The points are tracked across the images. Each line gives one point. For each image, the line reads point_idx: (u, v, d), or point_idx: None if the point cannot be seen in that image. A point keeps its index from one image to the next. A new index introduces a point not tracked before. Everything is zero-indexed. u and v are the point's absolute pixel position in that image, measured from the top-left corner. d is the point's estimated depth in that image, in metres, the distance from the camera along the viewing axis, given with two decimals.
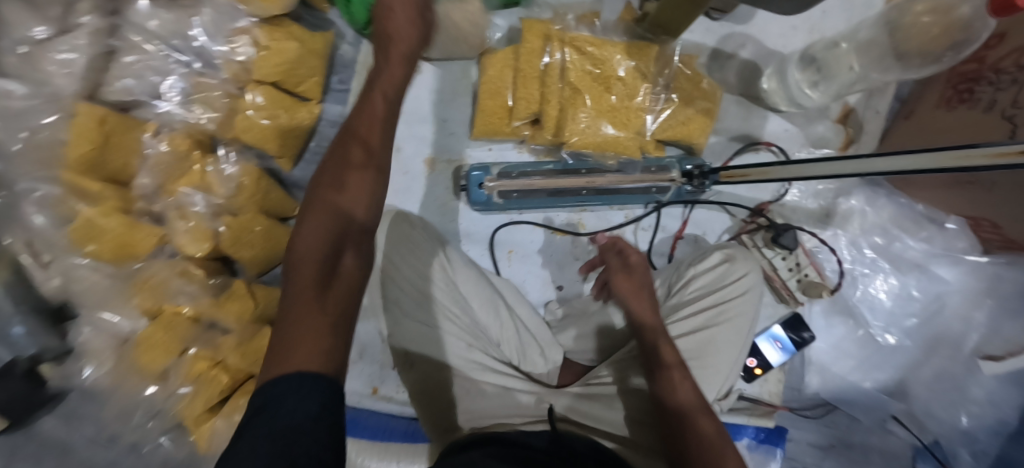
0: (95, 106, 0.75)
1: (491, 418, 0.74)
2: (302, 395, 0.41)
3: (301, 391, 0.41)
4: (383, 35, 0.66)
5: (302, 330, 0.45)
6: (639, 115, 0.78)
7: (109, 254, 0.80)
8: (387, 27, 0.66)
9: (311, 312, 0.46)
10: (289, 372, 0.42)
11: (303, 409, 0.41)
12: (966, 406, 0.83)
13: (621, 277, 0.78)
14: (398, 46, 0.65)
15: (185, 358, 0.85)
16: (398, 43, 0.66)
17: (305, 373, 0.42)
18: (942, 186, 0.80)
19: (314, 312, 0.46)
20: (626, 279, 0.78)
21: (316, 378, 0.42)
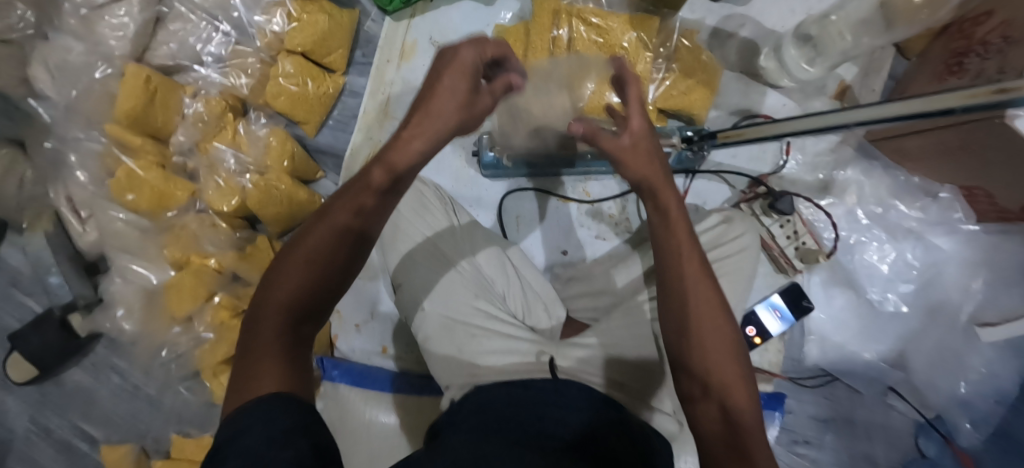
0: (142, 66, 0.83)
1: (492, 360, 0.77)
2: (270, 419, 0.40)
3: (268, 416, 0.40)
4: (445, 60, 0.53)
5: (264, 364, 0.45)
6: (642, 83, 0.82)
7: (147, 204, 0.87)
8: (432, 77, 0.52)
9: (272, 343, 0.46)
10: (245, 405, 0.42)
11: (263, 429, 0.39)
12: (965, 374, 0.84)
13: (631, 160, 0.57)
14: (459, 59, 0.51)
15: (210, 305, 0.90)
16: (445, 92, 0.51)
17: (267, 404, 0.41)
18: (935, 155, 0.81)
19: (275, 348, 0.46)
20: (635, 166, 0.57)
21: (282, 401, 0.42)
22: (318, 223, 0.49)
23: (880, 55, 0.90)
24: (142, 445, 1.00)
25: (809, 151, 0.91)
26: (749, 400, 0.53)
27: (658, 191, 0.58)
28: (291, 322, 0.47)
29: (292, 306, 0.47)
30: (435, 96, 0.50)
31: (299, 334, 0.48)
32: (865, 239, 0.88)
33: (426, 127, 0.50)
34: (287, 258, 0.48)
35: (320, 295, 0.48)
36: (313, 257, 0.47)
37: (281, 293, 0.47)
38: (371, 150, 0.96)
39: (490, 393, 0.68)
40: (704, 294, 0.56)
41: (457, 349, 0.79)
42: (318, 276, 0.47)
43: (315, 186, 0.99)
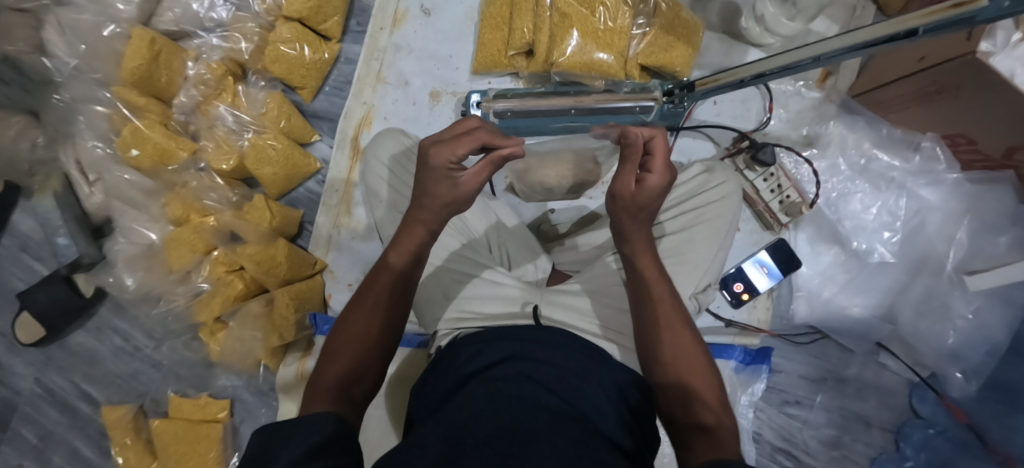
0: (147, 30, 0.88)
1: (478, 305, 0.78)
2: (308, 416, 0.49)
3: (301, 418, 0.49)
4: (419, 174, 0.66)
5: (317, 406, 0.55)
6: (622, 37, 0.85)
7: (149, 161, 0.91)
8: (422, 186, 0.66)
9: (324, 397, 0.56)
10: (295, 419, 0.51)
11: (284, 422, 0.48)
12: (952, 322, 0.83)
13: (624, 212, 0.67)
14: (438, 157, 0.63)
15: (209, 258, 0.94)
16: (434, 189, 0.65)
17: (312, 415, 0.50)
18: (914, 101, 0.82)
19: (326, 400, 0.56)
20: (632, 216, 0.67)
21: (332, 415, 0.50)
22: (359, 303, 0.64)
23: (861, 13, 0.92)
24: (138, 406, 1.02)
25: (792, 109, 0.93)
26: (722, 410, 0.60)
27: (646, 243, 0.69)
28: (338, 390, 0.57)
29: (347, 371, 0.59)
30: (427, 195, 0.65)
31: (349, 392, 0.58)
32: (848, 190, 0.89)
33: (422, 217, 0.66)
34: (337, 342, 0.62)
35: (368, 359, 0.61)
36: (362, 328, 0.62)
37: (338, 364, 0.60)
38: (366, 113, 1.00)
39: (482, 355, 0.67)
40: (677, 322, 0.66)
41: (444, 297, 0.80)
42: (369, 342, 0.62)
43: (310, 149, 1.02)
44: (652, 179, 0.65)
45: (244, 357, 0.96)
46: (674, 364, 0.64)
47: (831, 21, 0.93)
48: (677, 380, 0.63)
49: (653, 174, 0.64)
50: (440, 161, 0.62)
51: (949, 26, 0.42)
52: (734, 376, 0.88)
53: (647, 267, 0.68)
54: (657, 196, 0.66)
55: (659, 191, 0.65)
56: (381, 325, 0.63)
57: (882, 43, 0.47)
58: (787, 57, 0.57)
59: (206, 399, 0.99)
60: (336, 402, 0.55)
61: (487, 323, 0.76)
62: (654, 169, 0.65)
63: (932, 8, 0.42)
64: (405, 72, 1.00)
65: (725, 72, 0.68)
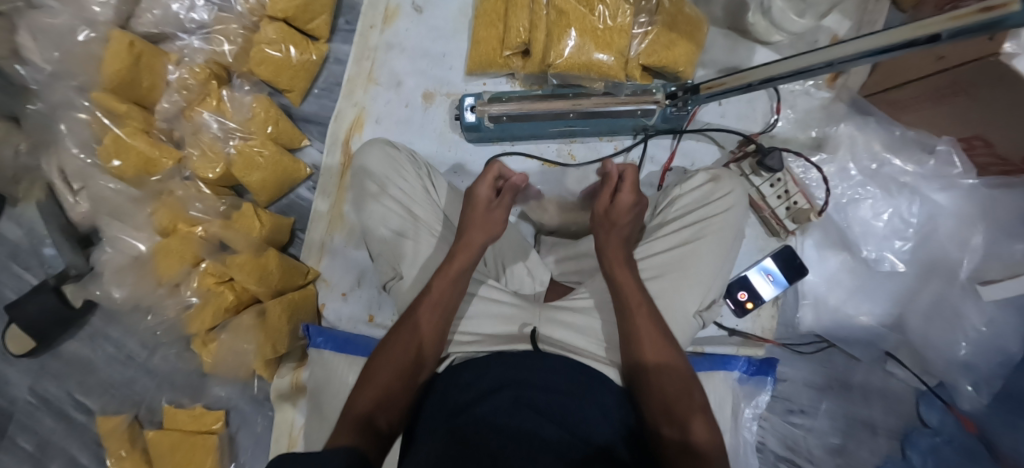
0: (126, 33, 0.84)
1: (476, 326, 0.76)
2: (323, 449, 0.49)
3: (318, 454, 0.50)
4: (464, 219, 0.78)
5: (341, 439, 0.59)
6: (622, 36, 0.81)
7: (132, 171, 0.88)
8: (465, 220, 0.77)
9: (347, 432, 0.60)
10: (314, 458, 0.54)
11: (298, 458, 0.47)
12: (965, 333, 0.80)
13: (608, 232, 0.75)
14: (477, 194, 0.78)
15: (197, 270, 0.90)
16: (474, 228, 0.76)
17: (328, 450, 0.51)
18: (928, 103, 0.78)
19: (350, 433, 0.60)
20: (609, 230, 0.75)
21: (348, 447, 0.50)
22: (396, 334, 0.69)
23: (873, 7, 0.87)
24: (134, 414, 1.01)
25: (800, 108, 0.89)
26: (704, 424, 0.62)
27: (623, 255, 0.73)
28: (365, 418, 0.62)
29: (371, 400, 0.63)
30: (468, 229, 0.76)
31: (374, 423, 0.61)
32: (858, 197, 0.85)
33: (467, 244, 0.75)
34: (368, 377, 0.66)
35: (391, 390, 0.64)
36: (387, 358, 0.67)
37: (363, 395, 0.64)
38: (356, 116, 0.95)
39: (467, 391, 0.63)
40: (659, 333, 0.67)
41: None
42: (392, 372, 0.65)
43: (300, 154, 0.98)
44: (625, 199, 0.75)
45: (238, 369, 0.94)
46: (660, 370, 0.65)
47: (842, 16, 0.88)
48: (660, 385, 0.64)
49: (623, 195, 0.76)
50: (484, 194, 0.78)
51: (977, 30, 0.37)
52: (738, 386, 0.86)
53: (624, 278, 0.70)
54: (628, 214, 0.75)
55: (630, 210, 0.75)
56: (404, 355, 0.66)
57: (903, 50, 0.42)
58: (799, 62, 0.52)
59: (201, 409, 0.98)
60: (360, 434, 0.60)
61: (486, 347, 0.74)
62: (626, 188, 0.76)
63: (959, 11, 0.37)
64: (397, 71, 0.96)
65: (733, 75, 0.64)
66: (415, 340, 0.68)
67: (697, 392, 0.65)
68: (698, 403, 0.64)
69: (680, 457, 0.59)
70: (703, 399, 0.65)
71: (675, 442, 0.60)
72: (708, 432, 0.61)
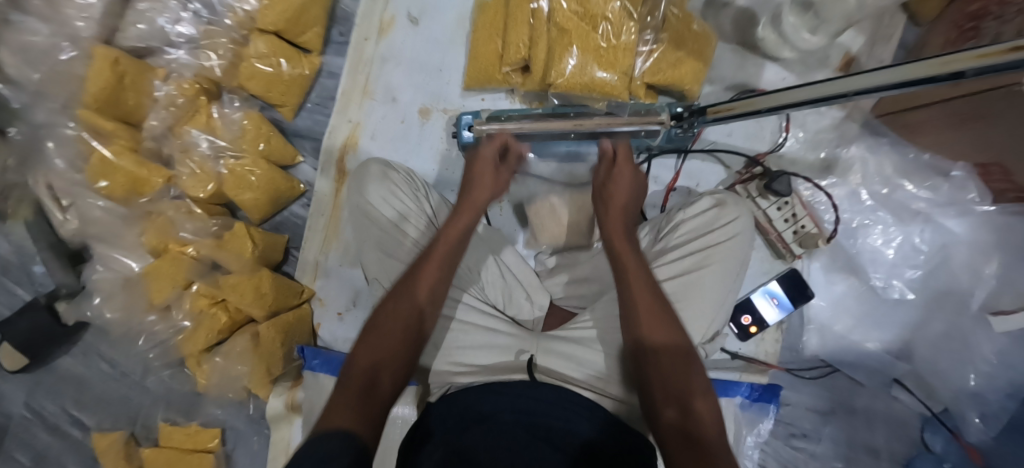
0: (110, 48, 0.81)
1: (471, 356, 0.75)
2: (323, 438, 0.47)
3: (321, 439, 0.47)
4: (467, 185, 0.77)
5: (337, 414, 0.51)
6: (627, 55, 0.77)
7: (121, 189, 0.85)
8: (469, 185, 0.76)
9: (344, 403, 0.53)
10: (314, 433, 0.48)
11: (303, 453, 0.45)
12: (975, 365, 0.78)
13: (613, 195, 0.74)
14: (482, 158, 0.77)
15: (189, 292, 0.88)
16: (477, 195, 0.75)
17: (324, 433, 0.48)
18: (943, 126, 0.74)
19: (349, 400, 0.53)
20: (609, 198, 0.74)
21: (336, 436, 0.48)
22: (395, 298, 0.65)
23: (889, 20, 0.84)
24: (129, 433, 0.99)
25: (811, 128, 0.85)
26: (705, 403, 0.57)
27: (620, 228, 0.71)
28: (364, 383, 0.56)
29: (369, 367, 0.58)
30: (472, 194, 0.75)
31: (373, 391, 0.55)
32: (868, 223, 0.83)
33: (472, 205, 0.75)
34: (367, 341, 0.61)
35: (390, 359, 0.60)
36: (383, 329, 0.62)
37: (361, 363, 0.59)
38: (350, 132, 0.93)
39: (500, 399, 0.64)
40: (659, 309, 0.62)
41: (435, 346, 0.77)
42: (391, 340, 0.61)
43: (294, 171, 0.96)
44: (621, 172, 0.75)
45: (232, 388, 0.92)
46: (670, 350, 0.59)
47: (857, 31, 0.84)
48: (654, 369, 0.59)
49: (619, 168, 0.75)
50: (489, 153, 0.77)
51: (1005, 70, 0.34)
52: (739, 411, 0.83)
53: (619, 248, 0.69)
54: (628, 189, 0.74)
55: (631, 183, 0.74)
56: (404, 325, 0.62)
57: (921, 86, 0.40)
58: (812, 93, 0.50)
59: (196, 427, 0.97)
60: (361, 403, 0.53)
61: (482, 378, 0.72)
62: (621, 160, 0.75)
63: (986, 49, 0.34)
64: (392, 85, 0.93)
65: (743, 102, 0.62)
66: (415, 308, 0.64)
67: (697, 376, 0.59)
68: (699, 383, 0.58)
69: (680, 445, 0.52)
70: (705, 382, 0.59)
71: (672, 425, 0.55)
72: (709, 413, 0.56)
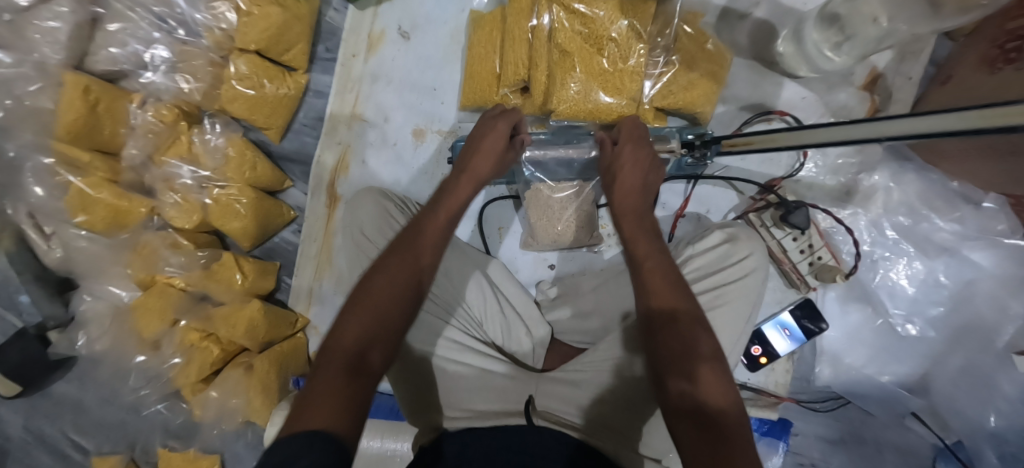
0: (82, 74, 0.77)
1: (468, 401, 0.69)
2: (311, 441, 0.41)
3: (307, 439, 0.41)
4: (472, 148, 0.69)
5: (322, 402, 0.45)
6: (634, 80, 0.72)
7: (102, 223, 0.82)
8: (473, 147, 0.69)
9: (331, 385, 0.47)
10: (298, 430, 0.43)
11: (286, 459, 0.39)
12: (996, 404, 0.74)
13: (627, 161, 0.66)
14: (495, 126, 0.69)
15: (177, 328, 0.85)
16: (481, 161, 0.68)
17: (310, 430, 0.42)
18: (977, 158, 0.70)
19: (337, 383, 0.47)
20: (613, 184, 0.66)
21: (318, 435, 0.42)
22: (387, 262, 0.58)
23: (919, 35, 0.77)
24: (130, 456, 0.92)
25: (831, 154, 0.80)
26: (720, 384, 0.51)
27: (633, 206, 0.65)
28: (353, 357, 0.50)
29: (356, 338, 0.52)
30: (477, 158, 0.68)
31: (363, 366, 0.50)
32: (893, 255, 0.79)
33: (474, 173, 0.68)
34: (354, 303, 0.55)
35: (381, 331, 0.53)
36: (371, 292, 0.55)
37: (346, 330, 0.52)
38: (342, 155, 0.89)
39: (497, 438, 0.62)
40: (670, 277, 0.58)
41: (428, 389, 0.71)
42: (382, 306, 0.55)
43: (284, 196, 0.92)
44: (625, 152, 0.66)
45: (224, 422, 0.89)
46: (687, 317, 0.55)
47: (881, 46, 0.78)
48: (665, 337, 0.54)
49: (625, 147, 0.66)
50: (495, 120, 0.70)
51: None
52: None
53: (628, 229, 0.63)
54: (637, 171, 0.65)
55: (635, 163, 0.65)
56: (397, 289, 0.56)
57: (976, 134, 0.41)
58: (851, 131, 0.50)
59: (193, 455, 0.91)
60: (349, 381, 0.48)
61: (481, 423, 0.66)
62: (626, 137, 0.67)
63: None
64: (383, 105, 0.89)
65: (763, 135, 0.60)
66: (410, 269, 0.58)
67: (705, 338, 0.54)
68: (711, 349, 0.53)
69: (691, 428, 0.49)
70: (714, 345, 0.54)
71: (683, 402, 0.50)
72: (726, 385, 0.51)
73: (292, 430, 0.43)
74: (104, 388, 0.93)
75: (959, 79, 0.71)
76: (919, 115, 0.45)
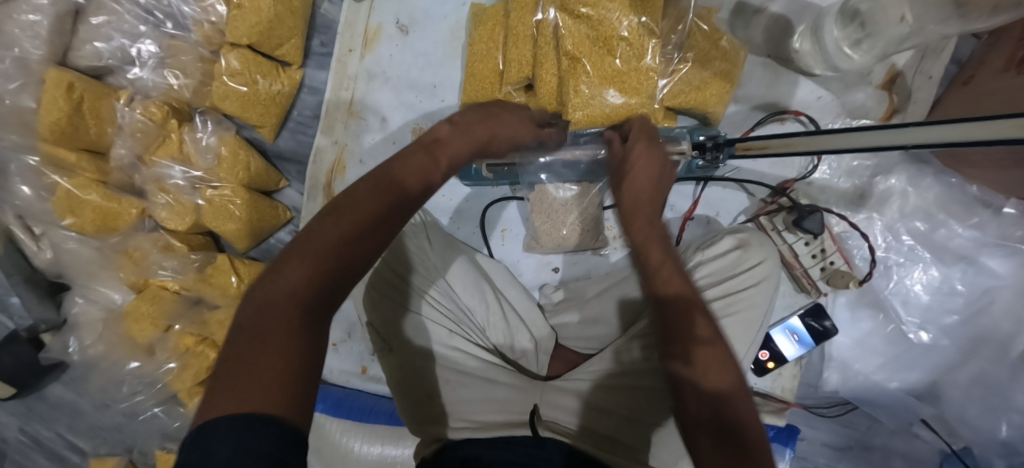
0: (65, 71, 0.74)
1: (470, 412, 0.67)
2: (260, 433, 0.34)
3: (253, 432, 0.34)
4: (484, 115, 0.65)
5: (268, 365, 0.37)
6: (651, 78, 0.68)
7: (92, 226, 0.79)
8: (490, 113, 0.66)
9: (279, 352, 0.38)
10: (240, 415, 0.34)
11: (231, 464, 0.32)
12: (1007, 414, 0.74)
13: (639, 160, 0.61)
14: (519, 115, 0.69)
15: (171, 333, 0.83)
16: (495, 129, 0.65)
17: (258, 418, 0.34)
18: (1001, 166, 0.68)
19: (286, 350, 0.39)
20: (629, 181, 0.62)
21: (264, 421, 0.34)
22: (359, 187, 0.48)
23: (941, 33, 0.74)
24: (128, 459, 0.90)
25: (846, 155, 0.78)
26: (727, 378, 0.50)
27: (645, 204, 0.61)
28: (307, 300, 0.41)
29: (305, 284, 0.41)
30: (485, 126, 0.64)
31: (315, 324, 0.41)
32: (908, 262, 0.78)
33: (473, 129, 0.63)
34: (306, 237, 0.44)
35: (336, 279, 0.43)
36: (322, 227, 0.44)
37: (292, 273, 0.42)
38: (338, 155, 0.86)
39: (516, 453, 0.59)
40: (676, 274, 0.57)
41: (428, 397, 0.70)
42: (336, 242, 0.44)
43: (279, 196, 0.88)
44: (637, 149, 0.61)
45: None
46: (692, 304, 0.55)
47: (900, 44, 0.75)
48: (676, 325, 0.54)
49: (637, 143, 0.62)
50: (522, 113, 0.69)
51: None
52: None
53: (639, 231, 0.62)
54: (651, 166, 0.61)
55: (649, 158, 0.61)
56: (359, 225, 0.45)
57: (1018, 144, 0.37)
58: (879, 135, 0.45)
59: None
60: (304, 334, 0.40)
61: (480, 433, 0.64)
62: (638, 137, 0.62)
63: None
64: (381, 105, 0.86)
65: (780, 139, 0.55)
66: (379, 203, 0.47)
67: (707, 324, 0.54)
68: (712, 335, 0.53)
69: (707, 435, 0.47)
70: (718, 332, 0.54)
71: (696, 400, 0.50)
72: (735, 375, 0.51)
73: (234, 414, 0.34)
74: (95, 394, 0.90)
75: (982, 81, 0.69)
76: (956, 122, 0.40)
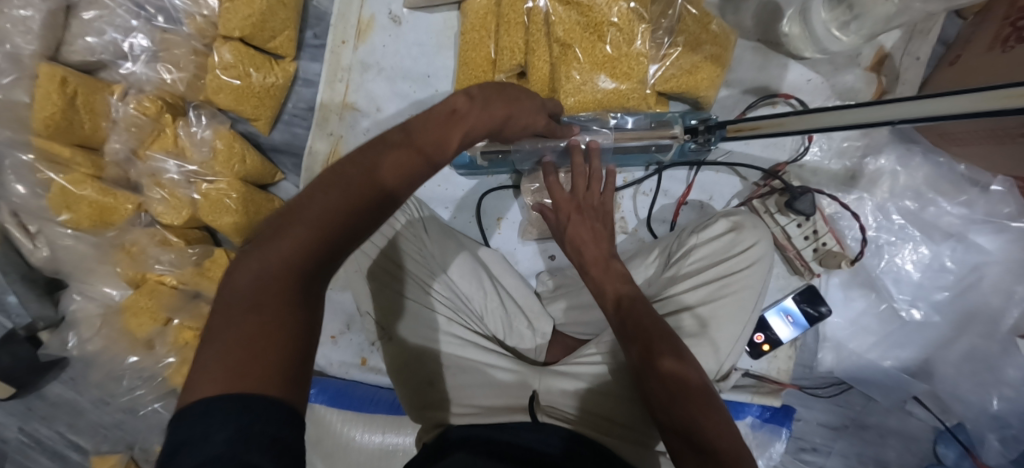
0: (57, 65, 0.74)
1: (473, 396, 0.68)
2: (262, 414, 0.33)
3: (252, 420, 0.33)
4: (501, 91, 0.57)
5: (262, 347, 0.36)
6: (641, 63, 0.70)
7: (87, 221, 0.79)
8: (512, 93, 0.58)
9: (279, 332, 0.37)
10: (237, 392, 0.34)
11: (229, 451, 0.31)
12: (999, 388, 0.75)
13: (586, 236, 0.61)
14: (523, 103, 0.58)
15: (171, 327, 0.83)
16: (504, 101, 0.55)
17: (259, 396, 0.34)
18: (990, 141, 0.69)
19: (285, 330, 0.37)
20: (578, 244, 0.61)
21: (260, 403, 0.34)
22: (356, 162, 0.42)
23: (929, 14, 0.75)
24: (129, 455, 0.89)
25: (837, 137, 0.80)
26: (708, 413, 0.50)
27: (598, 256, 0.61)
28: (298, 280, 0.39)
29: (302, 258, 0.39)
30: (500, 105, 0.55)
31: (310, 303, 0.39)
32: (899, 240, 0.79)
33: (488, 95, 0.54)
34: (293, 213, 0.40)
35: (336, 256, 0.40)
36: (322, 199, 0.40)
37: (285, 249, 0.38)
38: (332, 147, 0.86)
39: (511, 433, 0.61)
40: (630, 315, 0.56)
41: (429, 382, 0.71)
42: (331, 220, 0.40)
43: (275, 189, 0.88)
44: (573, 219, 0.61)
45: None
46: (666, 338, 0.54)
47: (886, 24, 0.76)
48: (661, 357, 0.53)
49: (569, 212, 0.62)
50: (538, 101, 0.62)
51: None
52: (751, 431, 0.82)
53: (600, 282, 0.60)
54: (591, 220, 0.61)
55: (591, 211, 0.62)
56: (361, 201, 0.41)
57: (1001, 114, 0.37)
58: (874, 112, 0.45)
59: None
60: (296, 311, 0.38)
61: (483, 419, 0.65)
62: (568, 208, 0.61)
63: None
64: (375, 95, 0.86)
65: (773, 119, 0.56)
66: (378, 180, 0.42)
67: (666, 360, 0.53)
68: (670, 375, 0.52)
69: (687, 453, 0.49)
70: (679, 349, 0.54)
71: (679, 427, 0.50)
72: (703, 394, 0.52)
73: (234, 393, 0.34)
74: (94, 391, 0.90)
75: (970, 59, 0.69)
76: (951, 93, 0.40)
